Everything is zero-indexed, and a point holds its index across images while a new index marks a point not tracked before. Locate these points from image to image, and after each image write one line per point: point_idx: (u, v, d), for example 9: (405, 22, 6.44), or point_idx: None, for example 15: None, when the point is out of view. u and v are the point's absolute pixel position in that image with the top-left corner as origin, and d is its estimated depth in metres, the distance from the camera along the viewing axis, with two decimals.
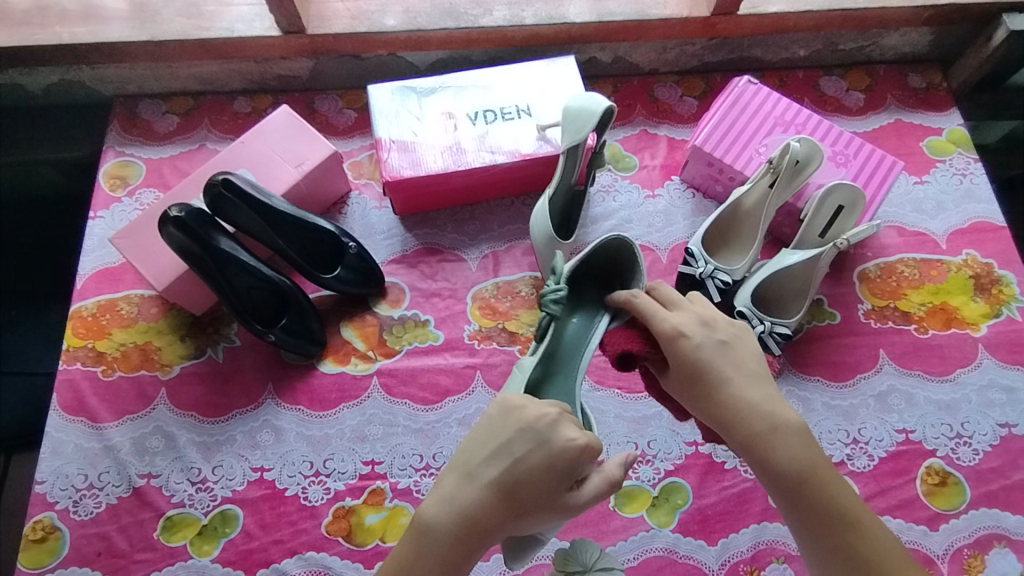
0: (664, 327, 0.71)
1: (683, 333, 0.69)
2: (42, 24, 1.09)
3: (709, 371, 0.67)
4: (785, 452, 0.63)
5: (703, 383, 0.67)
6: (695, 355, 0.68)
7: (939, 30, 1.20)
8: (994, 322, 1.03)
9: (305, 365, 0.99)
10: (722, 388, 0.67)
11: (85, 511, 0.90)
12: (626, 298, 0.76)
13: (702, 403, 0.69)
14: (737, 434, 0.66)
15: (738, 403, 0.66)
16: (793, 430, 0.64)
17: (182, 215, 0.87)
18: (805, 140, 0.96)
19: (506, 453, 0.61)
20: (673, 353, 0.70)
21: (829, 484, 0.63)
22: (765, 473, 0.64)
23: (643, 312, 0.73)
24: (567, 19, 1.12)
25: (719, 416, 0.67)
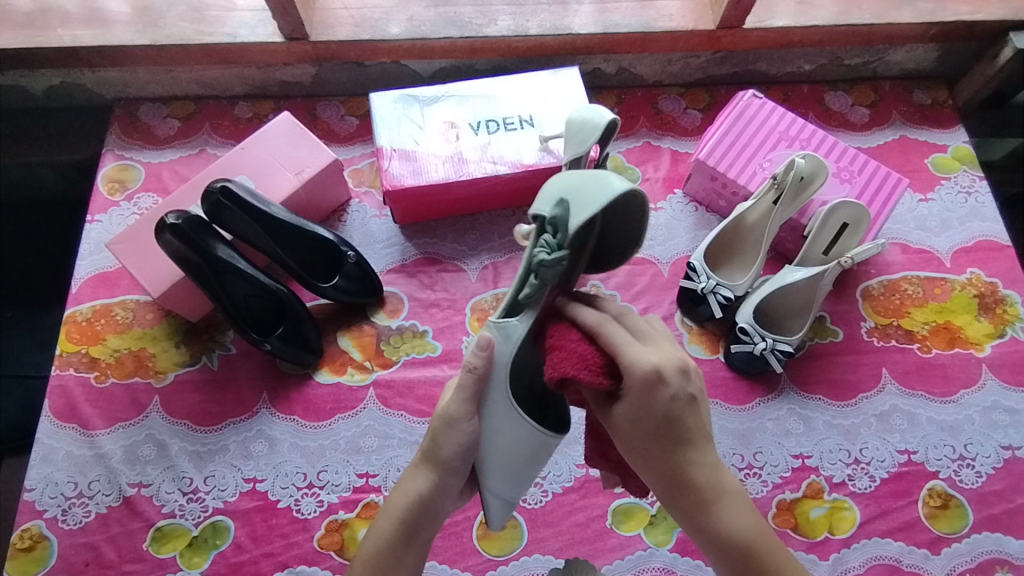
0: (645, 372, 0.59)
1: (662, 381, 0.60)
2: (43, 26, 1.08)
3: (672, 430, 0.62)
4: (735, 520, 0.63)
5: (664, 442, 0.62)
6: (668, 410, 0.61)
7: (945, 47, 1.19)
8: (998, 342, 1.01)
9: (300, 374, 0.97)
10: (682, 450, 0.62)
11: (73, 520, 0.88)
12: (595, 321, 0.62)
13: (656, 459, 0.62)
14: (687, 498, 0.63)
15: (693, 469, 0.62)
16: (740, 498, 0.64)
17: (178, 222, 0.86)
18: (810, 155, 0.95)
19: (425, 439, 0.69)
20: (647, 404, 0.61)
21: (776, 553, 0.63)
22: (712, 542, 0.63)
23: (612, 344, 0.60)
24: (571, 30, 1.11)
25: (670, 480, 0.62)
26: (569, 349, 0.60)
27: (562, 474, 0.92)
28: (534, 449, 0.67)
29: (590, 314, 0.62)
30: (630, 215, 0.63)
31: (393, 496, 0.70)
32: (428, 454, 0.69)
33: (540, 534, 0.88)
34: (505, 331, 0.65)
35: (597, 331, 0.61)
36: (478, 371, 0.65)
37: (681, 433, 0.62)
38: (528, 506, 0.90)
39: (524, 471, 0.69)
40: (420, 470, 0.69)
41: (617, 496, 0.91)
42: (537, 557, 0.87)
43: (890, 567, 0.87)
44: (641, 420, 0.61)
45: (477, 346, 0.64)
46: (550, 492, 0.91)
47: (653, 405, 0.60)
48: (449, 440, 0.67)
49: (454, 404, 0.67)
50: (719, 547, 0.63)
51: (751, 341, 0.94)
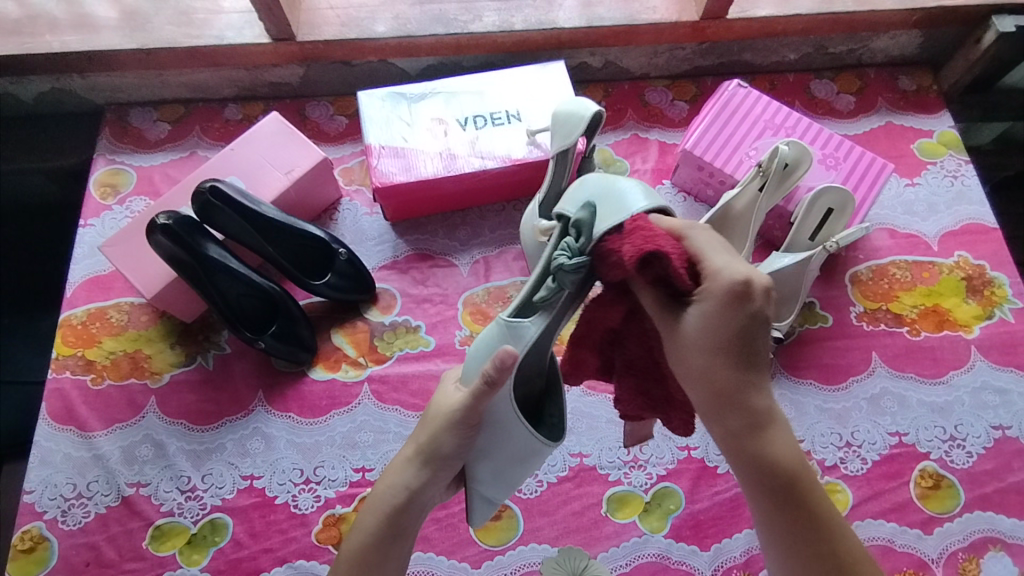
0: (733, 279, 0.58)
1: (749, 293, 0.58)
2: (32, 33, 1.09)
3: (747, 345, 0.59)
4: (782, 449, 0.61)
5: (733, 355, 0.59)
6: (750, 321, 0.59)
7: (928, 33, 1.20)
8: (987, 323, 1.02)
9: (295, 372, 0.98)
10: (747, 371, 0.60)
11: (73, 521, 0.89)
12: (675, 228, 0.62)
13: (718, 370, 0.59)
14: (738, 419, 0.61)
15: (755, 391, 0.61)
16: (790, 432, 0.62)
17: (169, 222, 0.87)
18: (794, 142, 0.96)
19: (421, 433, 0.69)
20: (725, 313, 0.58)
21: (812, 489, 0.62)
22: (757, 465, 0.61)
23: (696, 249, 0.61)
24: (556, 24, 1.12)
25: (730, 394, 0.60)
26: (655, 235, 0.59)
27: (556, 463, 0.93)
28: (523, 453, 0.70)
29: (667, 223, 0.63)
30: None
31: (378, 491, 0.70)
32: (425, 454, 0.68)
33: (536, 523, 0.89)
34: (518, 331, 0.66)
35: (684, 235, 0.61)
36: (493, 381, 0.63)
37: (748, 350, 0.60)
38: (524, 496, 0.91)
39: (511, 476, 0.72)
40: (408, 465, 0.69)
41: (611, 484, 0.92)
42: (533, 546, 0.88)
43: (883, 548, 0.88)
44: (720, 328, 0.59)
45: (499, 361, 0.61)
46: (545, 482, 0.91)
47: (735, 311, 0.58)
48: (449, 440, 0.67)
49: (461, 407, 0.66)
50: (760, 474, 0.61)
51: None
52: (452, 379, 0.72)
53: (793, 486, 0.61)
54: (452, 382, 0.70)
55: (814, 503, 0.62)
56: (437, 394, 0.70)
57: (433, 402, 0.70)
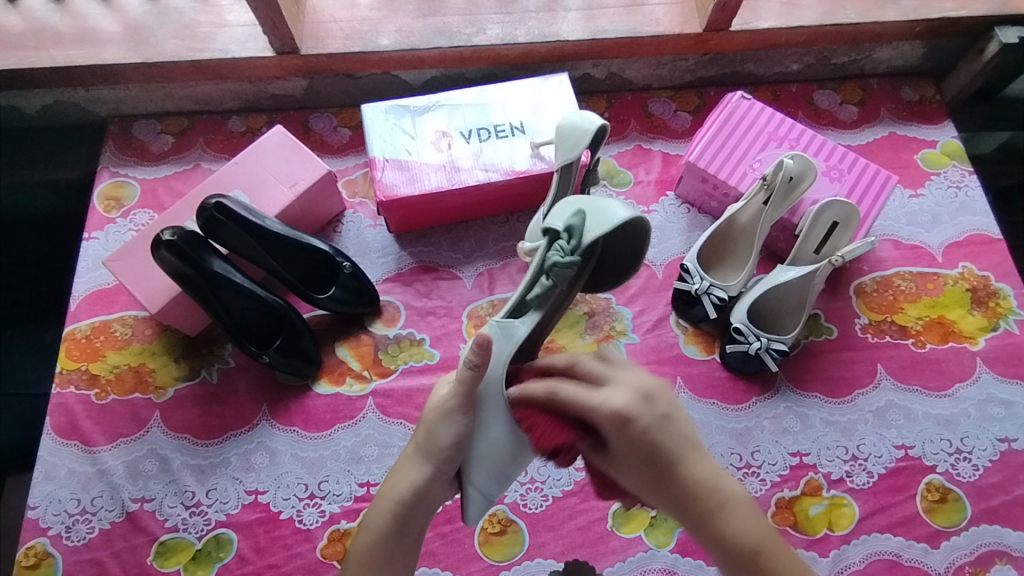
0: (607, 413, 0.63)
1: (628, 418, 0.63)
2: (36, 46, 1.09)
3: (659, 453, 0.63)
4: (735, 528, 0.63)
5: (656, 468, 0.63)
6: (646, 441, 0.63)
7: (930, 44, 1.20)
8: (992, 335, 1.02)
9: (299, 385, 0.98)
10: (676, 471, 0.63)
11: (77, 537, 0.89)
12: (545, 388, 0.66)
13: (653, 483, 0.64)
14: (688, 511, 0.64)
15: (690, 484, 0.63)
16: (742, 504, 0.64)
17: (175, 238, 0.86)
18: (798, 156, 0.95)
19: (418, 430, 0.71)
20: (623, 441, 0.63)
21: (778, 554, 0.63)
22: (722, 553, 0.63)
23: (571, 400, 0.64)
24: (559, 37, 1.12)
25: (669, 498, 0.64)
26: (537, 423, 0.68)
27: (561, 478, 0.92)
28: (513, 448, 0.69)
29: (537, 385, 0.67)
30: (633, 236, 0.76)
31: (385, 489, 0.69)
32: (425, 447, 0.69)
33: (542, 538, 0.89)
34: (507, 330, 0.71)
35: (554, 395, 0.65)
36: (477, 365, 0.66)
37: (666, 454, 0.63)
38: (528, 511, 0.90)
39: (506, 471, 0.70)
40: (414, 462, 0.69)
41: (617, 498, 0.91)
42: (539, 561, 0.87)
43: (890, 563, 0.88)
44: (627, 455, 0.64)
45: (478, 345, 0.64)
46: (551, 496, 0.91)
47: (630, 440, 0.63)
48: (445, 431, 0.68)
49: (454, 395, 0.68)
50: (727, 558, 0.63)
51: (746, 340, 0.95)
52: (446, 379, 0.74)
53: (760, 559, 0.63)
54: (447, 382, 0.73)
55: (787, 572, 0.62)
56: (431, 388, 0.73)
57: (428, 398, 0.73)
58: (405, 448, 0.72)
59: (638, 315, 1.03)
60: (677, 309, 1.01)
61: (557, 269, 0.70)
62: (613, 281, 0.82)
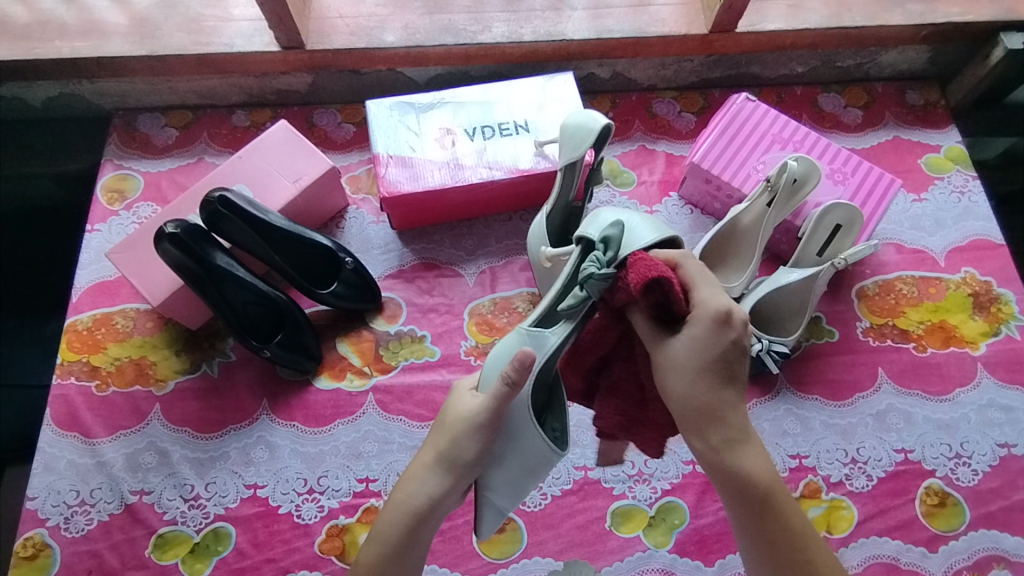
0: (719, 306, 0.63)
1: (731, 322, 0.63)
2: (41, 38, 1.09)
3: (727, 367, 0.63)
4: (755, 465, 0.63)
5: (716, 377, 0.63)
6: (732, 350, 0.63)
7: (936, 48, 1.20)
8: (993, 340, 1.02)
9: (300, 380, 0.98)
10: (724, 393, 0.64)
11: (76, 528, 0.89)
12: (671, 257, 0.66)
13: (700, 390, 0.62)
14: (719, 430, 0.63)
15: (730, 411, 0.64)
16: (760, 451, 0.66)
17: (177, 231, 0.87)
18: (802, 158, 0.96)
19: (437, 437, 0.69)
20: (711, 337, 0.62)
21: (787, 502, 0.65)
22: (736, 482, 0.63)
23: (688, 279, 0.65)
24: (565, 36, 1.12)
25: (707, 412, 0.63)
26: (653, 261, 0.61)
27: (560, 476, 0.92)
28: (535, 463, 0.71)
29: (664, 253, 0.67)
30: (661, 257, 0.76)
31: (396, 500, 0.68)
32: (445, 459, 0.68)
33: (540, 536, 0.89)
34: (539, 340, 0.70)
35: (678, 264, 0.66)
36: (513, 382, 0.64)
37: (729, 374, 0.64)
38: (527, 509, 0.90)
39: (525, 486, 0.72)
40: (430, 472, 0.68)
41: (616, 498, 0.91)
42: (536, 559, 0.87)
43: (887, 566, 0.88)
44: (704, 350, 0.62)
45: (519, 362, 0.62)
46: (549, 494, 0.91)
47: (718, 339, 0.62)
48: (471, 445, 0.67)
49: (483, 410, 0.67)
50: (737, 488, 0.63)
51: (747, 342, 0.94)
52: (465, 390, 0.73)
53: (769, 502, 0.63)
54: (466, 393, 0.72)
55: (791, 520, 0.64)
56: (452, 399, 0.71)
57: (448, 410, 0.71)
58: (418, 453, 0.71)
59: None
60: None
61: (593, 281, 0.64)
62: None
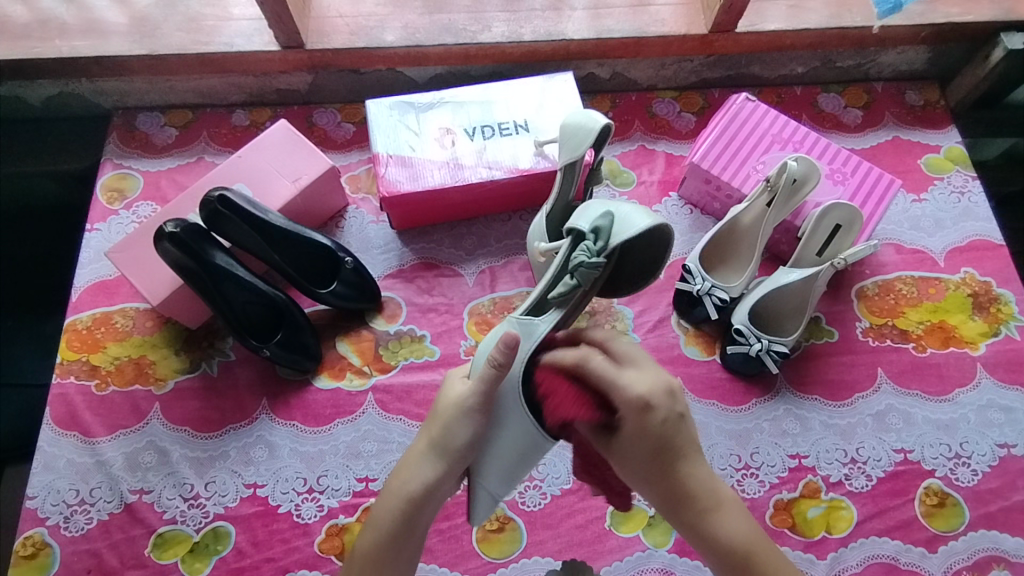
0: (635, 395, 0.63)
1: (651, 406, 0.63)
2: (41, 37, 1.09)
3: (668, 448, 0.64)
4: (728, 530, 0.65)
5: (659, 459, 0.64)
6: (662, 432, 0.64)
7: (936, 49, 1.20)
8: (993, 341, 1.02)
9: (300, 380, 0.98)
10: (679, 464, 0.65)
11: (75, 527, 0.89)
12: (574, 360, 0.65)
13: (655, 478, 0.65)
14: (686, 506, 0.65)
15: (689, 480, 0.65)
16: (735, 505, 0.67)
17: (177, 230, 0.87)
18: (803, 158, 0.95)
19: (430, 424, 0.70)
20: (640, 428, 0.64)
21: (770, 558, 0.65)
22: (712, 551, 0.65)
23: (600, 378, 0.64)
24: (565, 36, 1.12)
25: (666, 493, 0.65)
26: (561, 391, 0.67)
27: (560, 476, 0.92)
28: (526, 448, 0.68)
29: (568, 355, 0.66)
30: (654, 245, 0.75)
31: (391, 487, 0.70)
32: (438, 444, 0.68)
33: (539, 536, 0.89)
34: (528, 327, 0.69)
35: (578, 369, 0.64)
36: (501, 365, 0.66)
37: (674, 449, 0.65)
38: (527, 509, 0.90)
39: (515, 471, 0.70)
40: (424, 459, 0.69)
41: None
42: (536, 559, 0.87)
43: (887, 566, 0.88)
44: (639, 442, 0.64)
45: (503, 342, 0.63)
46: (549, 494, 0.91)
47: (646, 429, 0.63)
48: (462, 430, 0.68)
49: (472, 394, 0.68)
50: (715, 555, 0.65)
51: (746, 342, 0.95)
52: (459, 376, 0.73)
53: (752, 559, 0.64)
54: (459, 378, 0.72)
55: (777, 573, 0.65)
56: (445, 385, 0.72)
57: (442, 396, 0.72)
58: (415, 442, 0.72)
59: (639, 315, 1.03)
60: (679, 310, 1.01)
61: (583, 269, 0.68)
62: (631, 287, 0.81)
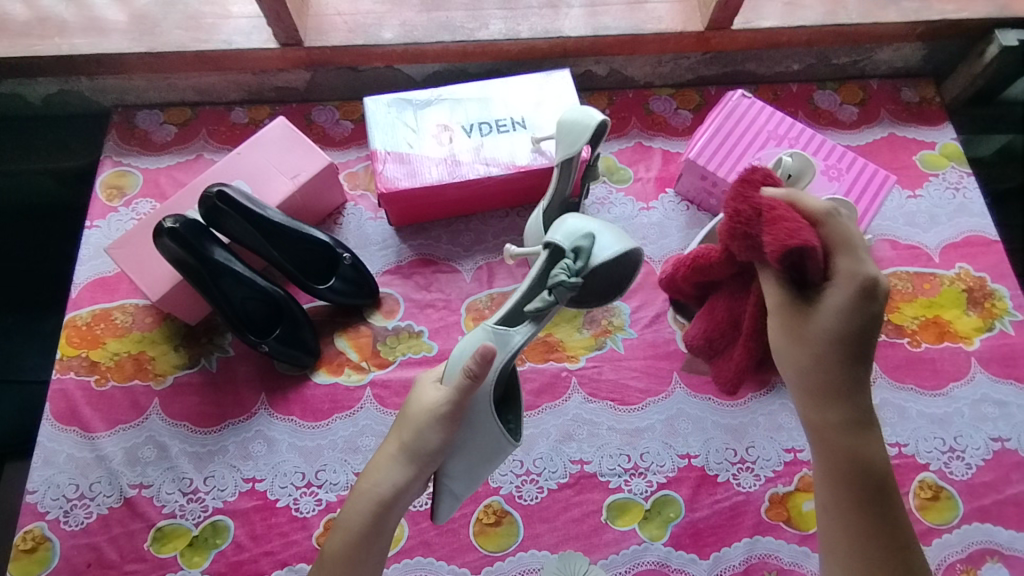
0: (869, 276, 0.58)
1: (871, 295, 0.59)
2: (41, 35, 1.09)
3: (865, 342, 0.60)
4: (877, 452, 0.62)
5: (852, 351, 0.60)
6: (870, 323, 0.59)
7: (931, 46, 1.21)
8: (987, 335, 1.03)
9: (298, 375, 0.99)
10: (859, 370, 0.61)
11: (75, 521, 0.89)
12: (814, 212, 0.59)
13: (832, 367, 0.61)
14: (848, 414, 0.61)
15: (862, 390, 0.61)
16: (880, 440, 0.62)
17: (177, 226, 0.88)
18: (796, 155, 0.96)
19: (400, 428, 0.71)
20: (851, 307, 0.59)
21: (897, 491, 0.63)
22: (853, 465, 0.62)
23: (836, 239, 0.59)
24: (562, 33, 1.13)
25: (829, 389, 0.61)
26: (791, 220, 0.55)
27: (557, 470, 0.93)
28: (492, 452, 0.72)
29: (807, 203, 0.60)
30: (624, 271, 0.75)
31: (362, 488, 0.70)
32: (410, 449, 0.69)
33: (536, 530, 0.89)
34: (503, 337, 0.71)
35: (823, 221, 0.59)
36: (476, 374, 0.67)
37: (864, 348, 0.60)
38: (523, 503, 0.91)
39: (482, 471, 0.74)
40: (396, 462, 0.70)
41: (611, 491, 0.92)
42: (533, 552, 0.88)
43: None
44: (842, 324, 0.59)
45: (481, 355, 0.65)
46: (546, 488, 0.92)
47: (864, 310, 0.59)
48: (432, 436, 0.69)
49: (446, 402, 0.69)
50: (853, 470, 0.62)
51: None
52: (430, 380, 0.73)
53: (883, 489, 0.62)
54: (430, 383, 0.73)
55: (899, 519, 0.62)
56: (415, 393, 0.72)
57: (412, 402, 0.72)
58: (382, 445, 0.73)
59: (636, 310, 1.03)
60: None
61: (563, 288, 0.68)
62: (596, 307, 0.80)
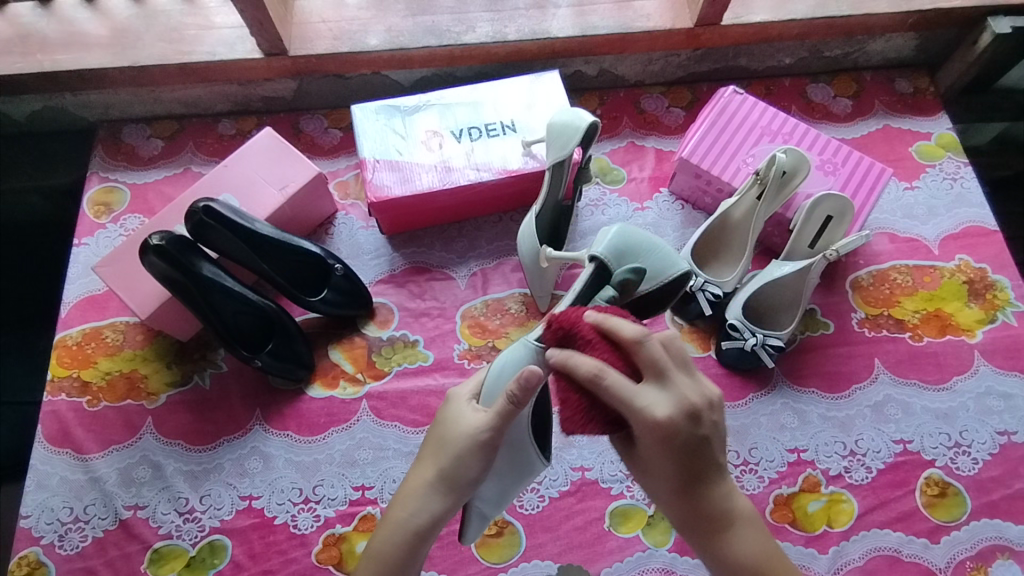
0: (658, 419, 0.58)
1: (679, 431, 0.59)
2: (22, 52, 1.08)
3: (689, 468, 0.61)
4: (741, 546, 0.63)
5: (680, 476, 0.62)
6: (682, 452, 0.60)
7: (924, 35, 1.19)
8: (989, 327, 1.01)
9: (293, 389, 0.97)
10: (696, 484, 0.62)
11: (70, 546, 0.88)
12: (594, 372, 0.58)
13: (673, 490, 0.63)
14: (694, 523, 0.64)
15: (705, 499, 0.63)
16: (748, 522, 0.64)
17: (162, 243, 0.86)
18: (791, 150, 0.94)
19: (432, 452, 0.67)
20: (661, 447, 0.60)
21: (782, 567, 0.64)
22: (722, 564, 0.64)
23: (617, 398, 0.58)
24: (550, 34, 1.11)
25: (679, 507, 0.64)
26: (573, 389, 0.60)
27: (558, 478, 0.92)
28: (521, 471, 0.75)
29: (623, 329, 0.60)
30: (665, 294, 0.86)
31: (398, 518, 0.66)
32: (448, 478, 0.66)
33: (539, 539, 0.88)
34: (545, 358, 0.74)
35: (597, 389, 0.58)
36: (519, 401, 0.63)
37: (693, 469, 0.61)
38: (525, 512, 0.90)
39: (511, 490, 0.76)
40: (430, 492, 0.66)
41: (614, 498, 0.91)
42: (536, 562, 0.87)
43: (890, 558, 0.87)
44: (659, 461, 0.62)
45: (526, 380, 0.61)
46: (547, 497, 0.91)
47: (670, 449, 0.60)
48: (474, 464, 0.65)
49: (487, 427, 0.65)
50: (728, 570, 0.64)
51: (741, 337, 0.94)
52: (465, 402, 0.70)
53: (762, 575, 0.63)
54: (464, 406, 0.69)
55: None
56: (453, 414, 0.68)
57: (449, 424, 0.68)
58: (409, 471, 0.70)
59: None
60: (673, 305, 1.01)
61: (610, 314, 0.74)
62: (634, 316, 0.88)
